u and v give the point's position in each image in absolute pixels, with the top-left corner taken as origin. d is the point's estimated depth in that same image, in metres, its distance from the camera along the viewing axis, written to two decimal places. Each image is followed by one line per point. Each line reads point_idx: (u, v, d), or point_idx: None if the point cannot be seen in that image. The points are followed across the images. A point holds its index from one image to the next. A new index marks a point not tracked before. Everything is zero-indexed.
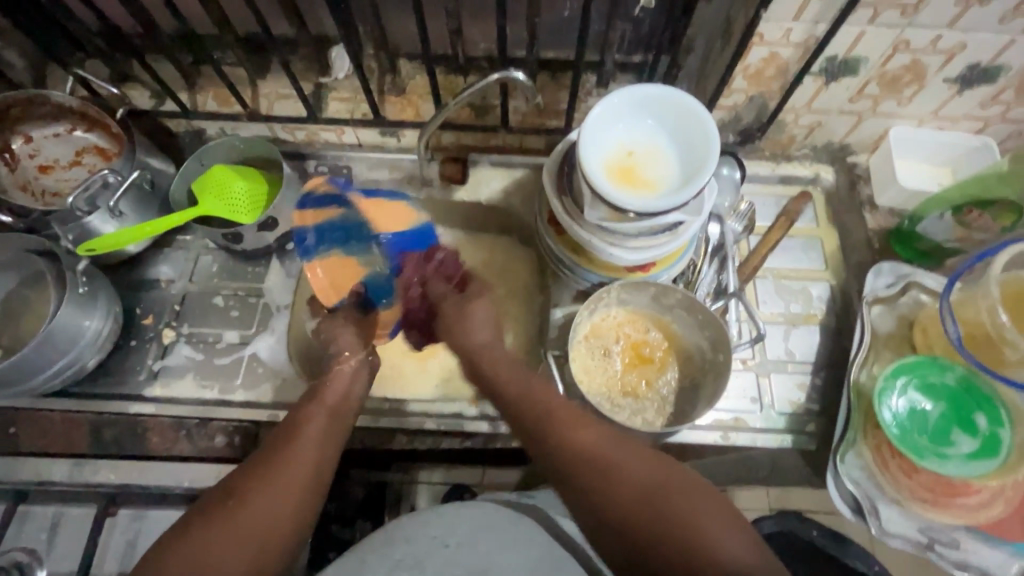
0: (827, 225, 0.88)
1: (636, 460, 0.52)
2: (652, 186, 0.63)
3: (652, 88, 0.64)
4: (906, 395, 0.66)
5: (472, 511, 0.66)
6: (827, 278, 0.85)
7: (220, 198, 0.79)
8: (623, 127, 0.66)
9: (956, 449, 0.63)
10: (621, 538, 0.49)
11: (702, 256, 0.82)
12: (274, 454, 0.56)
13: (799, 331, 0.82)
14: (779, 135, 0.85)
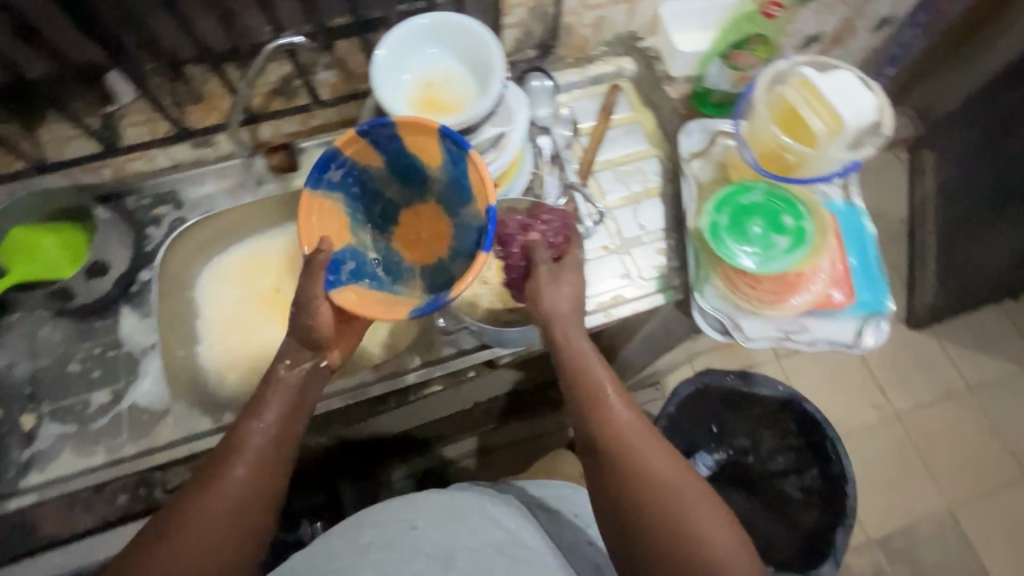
0: (640, 108, 0.97)
1: (657, 457, 0.55)
2: (458, 109, 0.67)
3: (419, 19, 0.66)
4: (729, 221, 0.74)
5: (435, 502, 0.73)
6: (654, 154, 0.94)
7: (27, 261, 0.74)
8: (413, 63, 0.68)
9: (778, 251, 0.72)
10: (624, 525, 0.53)
11: (543, 166, 0.90)
12: (227, 474, 0.52)
13: (645, 206, 0.90)
14: (572, 38, 0.92)
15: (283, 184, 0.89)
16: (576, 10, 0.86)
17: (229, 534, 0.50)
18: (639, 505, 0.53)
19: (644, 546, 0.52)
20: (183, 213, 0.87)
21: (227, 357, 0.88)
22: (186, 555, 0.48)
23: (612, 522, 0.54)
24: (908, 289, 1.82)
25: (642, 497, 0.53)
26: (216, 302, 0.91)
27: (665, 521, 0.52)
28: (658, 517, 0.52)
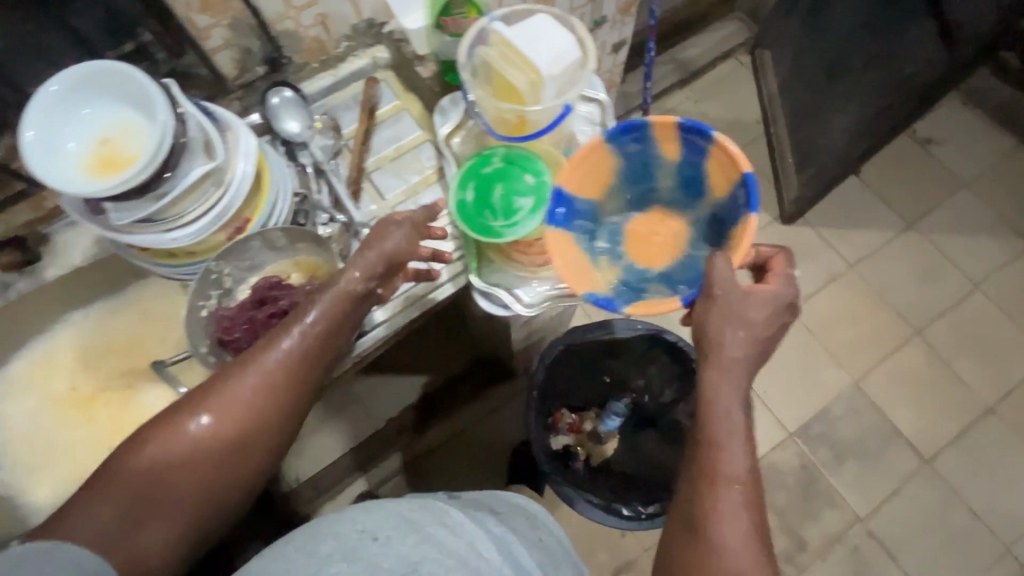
0: (405, 94, 0.93)
1: (740, 450, 0.65)
2: (136, 151, 0.62)
3: (47, 87, 0.61)
4: (473, 192, 0.78)
5: (391, 509, 0.65)
6: (428, 138, 0.90)
7: None
8: (71, 133, 0.63)
9: (521, 212, 0.76)
10: (714, 475, 0.65)
11: (309, 182, 0.85)
12: (264, 363, 0.66)
13: (425, 195, 0.87)
14: (303, 44, 0.87)
15: (34, 279, 0.83)
16: (287, 15, 0.81)
17: (223, 429, 0.65)
18: (708, 431, 0.67)
19: (707, 488, 0.64)
20: None
21: (32, 475, 0.82)
22: (236, 400, 0.65)
23: (700, 467, 0.66)
24: (777, 187, 1.85)
25: (717, 444, 0.66)
26: (10, 417, 0.85)
27: (732, 454, 0.65)
28: (732, 435, 0.66)
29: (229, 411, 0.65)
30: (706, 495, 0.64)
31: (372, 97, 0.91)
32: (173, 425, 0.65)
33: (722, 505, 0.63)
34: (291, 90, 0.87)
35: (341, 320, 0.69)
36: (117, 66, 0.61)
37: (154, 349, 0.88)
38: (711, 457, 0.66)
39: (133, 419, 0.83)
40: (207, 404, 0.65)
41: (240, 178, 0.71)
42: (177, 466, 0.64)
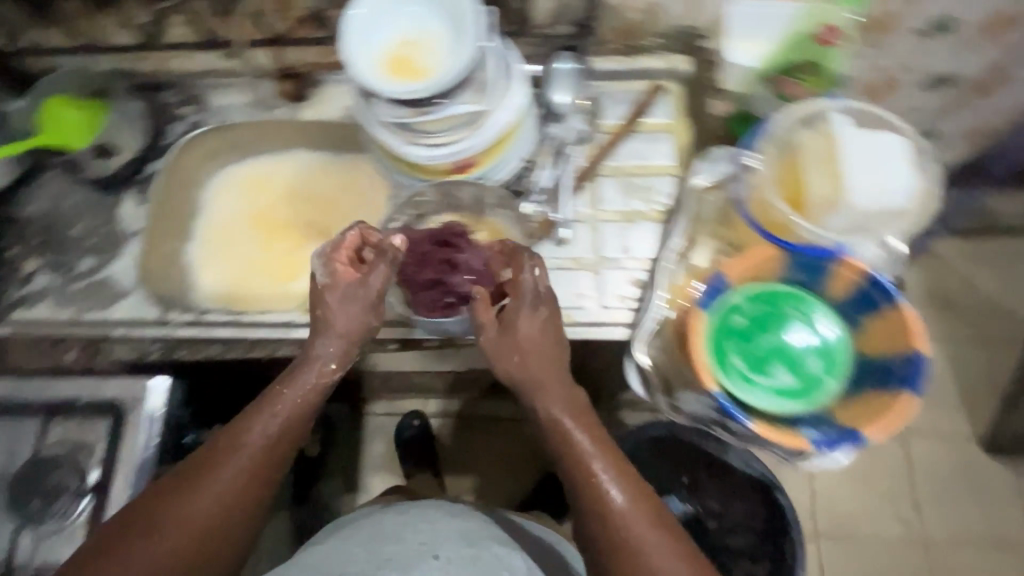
0: (681, 119, 0.86)
1: (616, 471, 0.60)
2: (433, 66, 0.62)
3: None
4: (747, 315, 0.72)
5: (455, 521, 0.76)
6: (675, 174, 0.84)
7: (53, 132, 0.82)
8: (387, 19, 0.64)
9: (768, 380, 0.69)
10: (605, 518, 0.57)
11: (542, 155, 0.83)
12: (242, 441, 0.61)
13: (638, 228, 0.81)
14: (618, 22, 0.81)
15: (294, 112, 0.91)
16: None
17: (209, 522, 0.58)
18: (562, 470, 0.61)
19: (613, 538, 0.57)
20: (202, 117, 0.92)
21: (200, 256, 0.92)
22: (188, 506, 0.58)
23: (592, 520, 0.58)
24: None
25: (575, 454, 0.61)
26: (216, 203, 0.97)
27: (601, 473, 0.59)
28: (567, 462, 0.61)
29: (201, 495, 0.58)
30: (612, 543, 0.57)
31: (649, 104, 0.86)
32: (116, 552, 0.56)
33: (639, 534, 0.56)
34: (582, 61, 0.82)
35: (332, 371, 0.66)
36: None
37: (340, 218, 0.95)
38: (584, 488, 0.59)
39: (292, 261, 0.93)
40: (169, 506, 0.57)
41: (495, 128, 0.70)
42: (172, 544, 0.57)
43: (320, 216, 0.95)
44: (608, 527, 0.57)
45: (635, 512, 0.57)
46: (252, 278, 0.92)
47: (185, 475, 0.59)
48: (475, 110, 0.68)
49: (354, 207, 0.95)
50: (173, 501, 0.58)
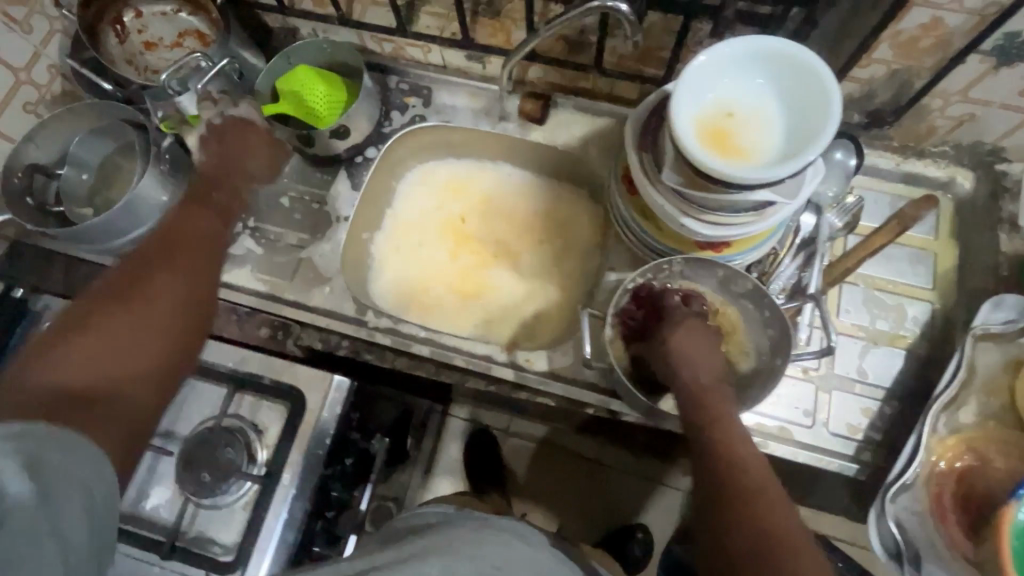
0: (947, 239, 0.76)
1: (754, 465, 0.52)
2: (752, 156, 0.57)
3: (774, 41, 0.56)
4: None
5: (530, 557, 0.55)
6: (931, 300, 0.74)
7: (299, 97, 0.81)
8: (729, 80, 0.58)
9: None
10: (749, 507, 0.48)
11: (787, 247, 0.74)
12: (188, 245, 0.61)
13: (880, 351, 0.73)
14: (916, 123, 0.72)
15: (521, 130, 0.86)
16: (950, 96, 0.67)
17: (163, 315, 0.54)
18: (708, 454, 0.54)
19: (754, 533, 0.47)
20: (426, 112, 0.88)
21: (387, 252, 0.89)
22: (158, 277, 0.56)
23: (717, 521, 0.49)
24: None
25: (733, 447, 0.53)
26: (409, 199, 0.91)
27: (748, 474, 0.51)
28: (713, 452, 0.54)
29: (165, 292, 0.56)
30: (754, 549, 0.46)
31: (917, 220, 0.73)
32: (87, 325, 0.51)
33: (786, 538, 0.46)
34: (859, 155, 0.72)
35: (205, 237, 0.63)
36: (830, 77, 0.54)
37: (532, 243, 0.89)
38: (723, 476, 0.51)
39: (477, 281, 0.88)
40: (139, 289, 0.54)
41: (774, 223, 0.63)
42: (152, 326, 0.53)
43: (511, 235, 0.90)
44: (743, 533, 0.47)
45: (773, 520, 0.47)
46: (433, 283, 0.87)
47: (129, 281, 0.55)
48: (769, 202, 0.61)
49: (551, 236, 0.89)
50: (117, 307, 0.53)
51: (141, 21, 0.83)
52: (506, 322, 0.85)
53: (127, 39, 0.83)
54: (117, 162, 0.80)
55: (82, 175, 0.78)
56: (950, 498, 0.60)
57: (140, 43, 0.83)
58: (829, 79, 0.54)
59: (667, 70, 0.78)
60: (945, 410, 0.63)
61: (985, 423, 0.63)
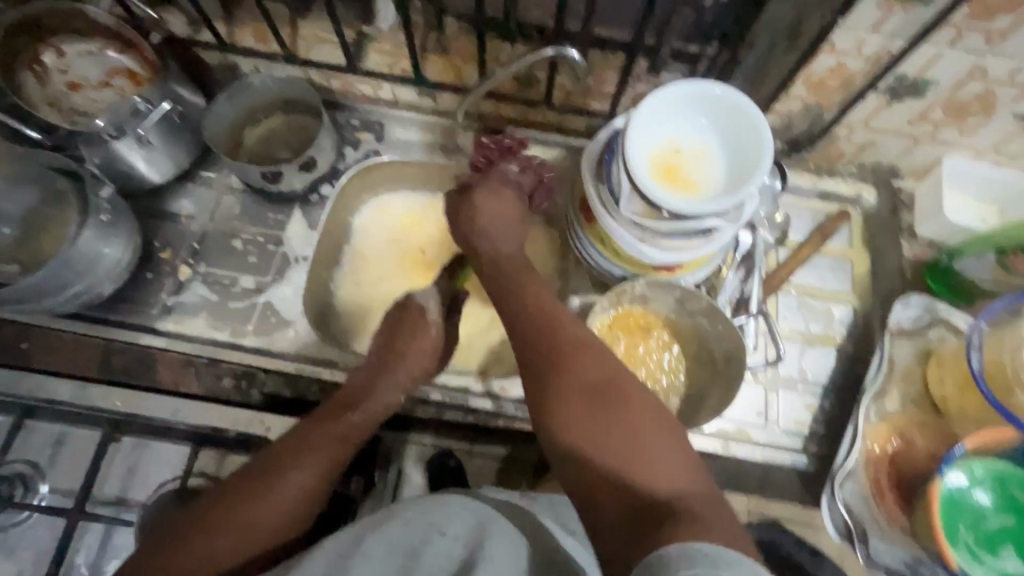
0: (860, 247, 0.86)
1: (597, 368, 0.53)
2: (699, 188, 0.63)
3: (712, 87, 0.62)
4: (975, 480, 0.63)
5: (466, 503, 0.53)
6: (851, 302, 0.83)
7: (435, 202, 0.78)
8: (674, 121, 0.64)
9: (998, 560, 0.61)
10: (600, 409, 0.50)
11: (729, 262, 0.79)
12: (299, 461, 0.60)
13: (814, 351, 0.81)
14: (828, 148, 0.82)
15: None
16: (854, 126, 0.77)
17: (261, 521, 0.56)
18: (548, 378, 0.54)
19: (599, 438, 0.49)
20: (380, 147, 0.88)
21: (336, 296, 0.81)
22: (246, 515, 0.56)
23: (564, 433, 0.51)
24: None
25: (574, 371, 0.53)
26: (361, 230, 0.85)
27: (595, 380, 0.52)
28: (538, 370, 0.55)
29: (255, 525, 0.56)
30: (609, 451, 0.48)
31: (835, 232, 0.84)
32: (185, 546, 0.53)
33: (646, 435, 0.49)
34: (783, 177, 0.77)
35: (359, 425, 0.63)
36: (762, 120, 0.61)
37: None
38: (565, 389, 0.52)
39: None
40: (244, 501, 0.56)
41: (721, 241, 0.68)
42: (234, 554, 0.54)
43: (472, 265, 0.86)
44: (592, 423, 0.50)
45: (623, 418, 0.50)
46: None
47: (269, 460, 0.60)
48: (715, 227, 0.65)
49: None
50: (215, 522, 0.55)
51: (65, 61, 0.79)
52: (474, 351, 0.83)
53: (49, 80, 0.78)
54: (44, 212, 0.74)
55: (4, 228, 0.73)
56: (886, 480, 0.69)
57: (64, 83, 0.79)
58: (762, 121, 0.61)
59: (612, 104, 0.83)
60: (875, 400, 0.72)
61: (905, 408, 0.73)
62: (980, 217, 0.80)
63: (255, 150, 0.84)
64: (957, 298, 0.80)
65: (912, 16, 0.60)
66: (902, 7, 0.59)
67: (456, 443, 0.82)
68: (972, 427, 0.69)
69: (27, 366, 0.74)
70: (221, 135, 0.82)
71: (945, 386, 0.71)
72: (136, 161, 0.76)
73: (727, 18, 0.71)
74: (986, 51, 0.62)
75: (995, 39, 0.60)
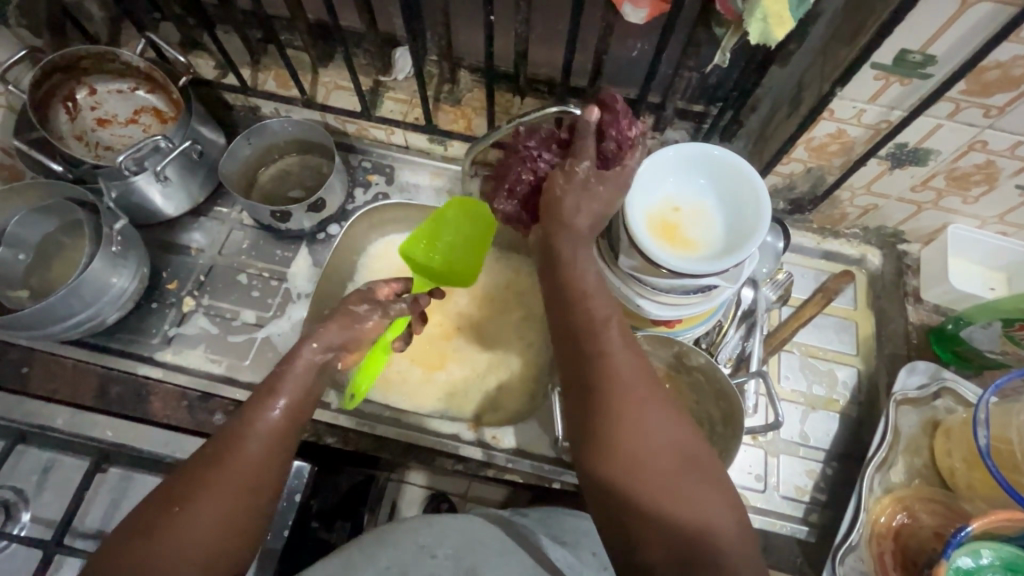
0: (865, 309, 0.84)
1: (653, 408, 0.49)
2: (698, 246, 0.63)
3: (712, 149, 0.65)
4: (980, 560, 0.60)
5: (462, 526, 0.56)
6: (856, 364, 0.81)
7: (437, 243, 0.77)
8: (674, 180, 0.66)
9: None
10: (651, 462, 0.47)
11: (730, 319, 0.78)
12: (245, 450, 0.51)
13: (817, 415, 0.79)
14: (831, 210, 0.83)
15: None
16: (855, 190, 0.77)
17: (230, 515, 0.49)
18: (590, 424, 0.49)
19: (664, 506, 0.45)
20: (389, 189, 0.90)
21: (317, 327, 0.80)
22: (196, 507, 0.48)
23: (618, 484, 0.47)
24: None
25: (629, 409, 0.48)
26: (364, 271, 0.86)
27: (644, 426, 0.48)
28: (589, 409, 0.50)
29: (219, 498, 0.49)
30: (664, 499, 0.45)
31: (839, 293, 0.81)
32: (148, 536, 0.46)
33: (691, 486, 0.46)
34: (786, 237, 0.77)
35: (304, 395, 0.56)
36: (761, 184, 0.63)
37: (494, 311, 0.85)
38: (594, 448, 0.49)
39: (439, 355, 0.83)
40: (190, 502, 0.48)
41: (721, 297, 0.68)
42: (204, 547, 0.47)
43: (474, 307, 0.85)
44: (641, 484, 0.46)
45: (678, 477, 0.46)
46: (395, 357, 0.82)
47: (206, 457, 0.50)
48: (714, 285, 0.65)
49: (511, 308, 0.86)
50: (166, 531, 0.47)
51: (96, 98, 0.83)
52: (471, 396, 0.81)
53: (79, 116, 0.82)
54: (60, 241, 0.77)
55: (18, 255, 0.76)
56: (891, 556, 0.65)
57: (92, 119, 0.83)
58: (760, 186, 0.63)
59: None
60: (880, 470, 0.70)
61: (911, 481, 0.71)
62: (987, 285, 0.79)
63: (267, 187, 0.88)
64: (964, 365, 0.78)
65: (910, 88, 0.61)
66: (900, 79, 0.60)
67: (451, 488, 0.84)
68: (983, 507, 0.66)
69: (24, 392, 0.75)
70: (237, 172, 0.85)
71: (953, 460, 0.68)
72: (153, 196, 0.79)
73: (729, 82, 0.73)
74: (986, 124, 0.62)
75: (994, 114, 0.60)
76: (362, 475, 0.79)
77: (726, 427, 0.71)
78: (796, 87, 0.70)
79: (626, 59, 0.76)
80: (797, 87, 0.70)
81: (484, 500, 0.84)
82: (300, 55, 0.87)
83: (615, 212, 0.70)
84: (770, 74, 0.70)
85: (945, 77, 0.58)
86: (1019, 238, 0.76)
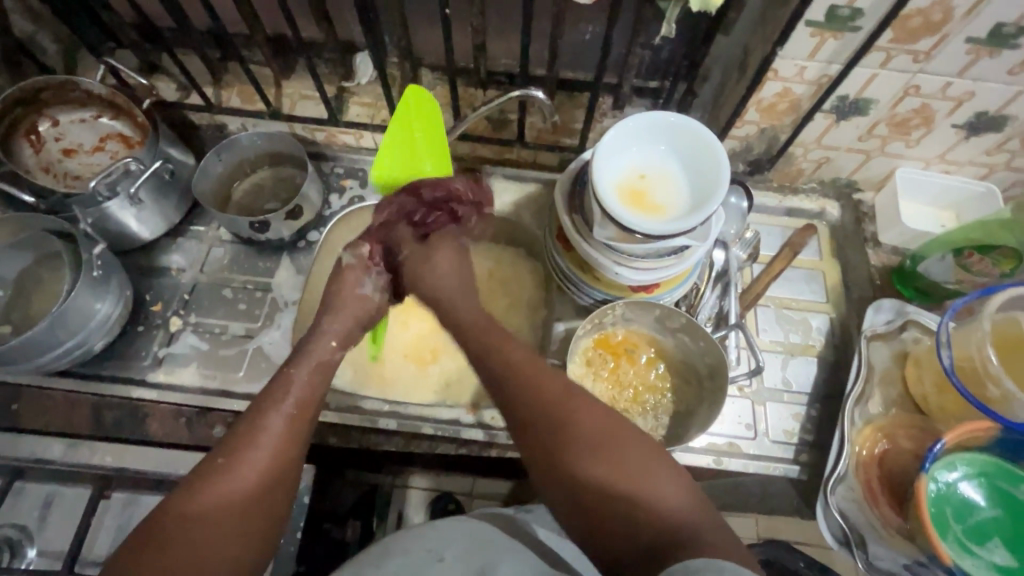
0: (830, 258, 0.89)
1: (587, 411, 0.49)
2: (665, 210, 0.66)
3: (668, 117, 0.68)
4: (958, 475, 0.65)
5: (463, 527, 0.58)
6: (827, 311, 0.85)
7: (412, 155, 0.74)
8: (637, 150, 0.69)
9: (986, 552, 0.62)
10: (608, 460, 0.46)
11: (705, 280, 0.81)
12: (254, 450, 0.50)
13: (797, 361, 0.83)
14: (788, 167, 0.87)
15: None
16: (808, 145, 0.82)
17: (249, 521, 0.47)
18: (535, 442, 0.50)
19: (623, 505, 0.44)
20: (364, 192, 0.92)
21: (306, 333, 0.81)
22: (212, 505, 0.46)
23: (565, 494, 0.47)
24: None
25: (571, 425, 0.49)
26: None
27: (594, 424, 0.49)
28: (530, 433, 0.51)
29: (230, 505, 0.47)
30: (617, 500, 0.45)
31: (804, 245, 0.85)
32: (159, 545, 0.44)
33: (651, 469, 0.46)
34: (750, 197, 0.80)
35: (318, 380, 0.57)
36: (717, 145, 0.67)
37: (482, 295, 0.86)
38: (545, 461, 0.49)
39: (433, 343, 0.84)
40: (200, 513, 0.46)
41: (694, 257, 0.71)
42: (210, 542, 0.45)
43: None
44: (608, 482, 0.45)
45: (623, 457, 0.46)
46: (387, 355, 0.83)
47: (211, 464, 0.49)
48: (686, 246, 0.69)
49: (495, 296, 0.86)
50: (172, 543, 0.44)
51: (59, 129, 0.83)
52: (465, 383, 0.82)
53: (44, 148, 0.82)
54: (38, 274, 0.77)
55: None
56: (877, 483, 0.70)
57: (58, 150, 0.83)
58: (716, 146, 0.67)
59: (581, 139, 0.88)
60: (859, 403, 0.74)
61: (889, 410, 0.75)
62: (938, 222, 0.85)
63: (242, 202, 0.88)
64: (925, 299, 0.83)
65: (844, 42, 0.65)
66: (834, 34, 0.64)
67: (456, 487, 0.88)
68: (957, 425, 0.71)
69: (17, 429, 0.76)
70: (212, 189, 0.86)
71: (924, 385, 0.73)
72: (128, 220, 0.79)
73: (679, 56, 0.77)
74: (916, 70, 0.67)
75: (923, 59, 0.65)
76: (368, 485, 0.84)
77: (716, 381, 0.75)
78: (741, 52, 0.74)
79: (580, 42, 0.79)
80: (742, 52, 0.74)
81: (486, 495, 0.88)
82: (263, 69, 0.88)
83: (585, 188, 0.74)
84: (716, 42, 0.74)
85: (873, 27, 0.63)
86: (959, 175, 0.82)
